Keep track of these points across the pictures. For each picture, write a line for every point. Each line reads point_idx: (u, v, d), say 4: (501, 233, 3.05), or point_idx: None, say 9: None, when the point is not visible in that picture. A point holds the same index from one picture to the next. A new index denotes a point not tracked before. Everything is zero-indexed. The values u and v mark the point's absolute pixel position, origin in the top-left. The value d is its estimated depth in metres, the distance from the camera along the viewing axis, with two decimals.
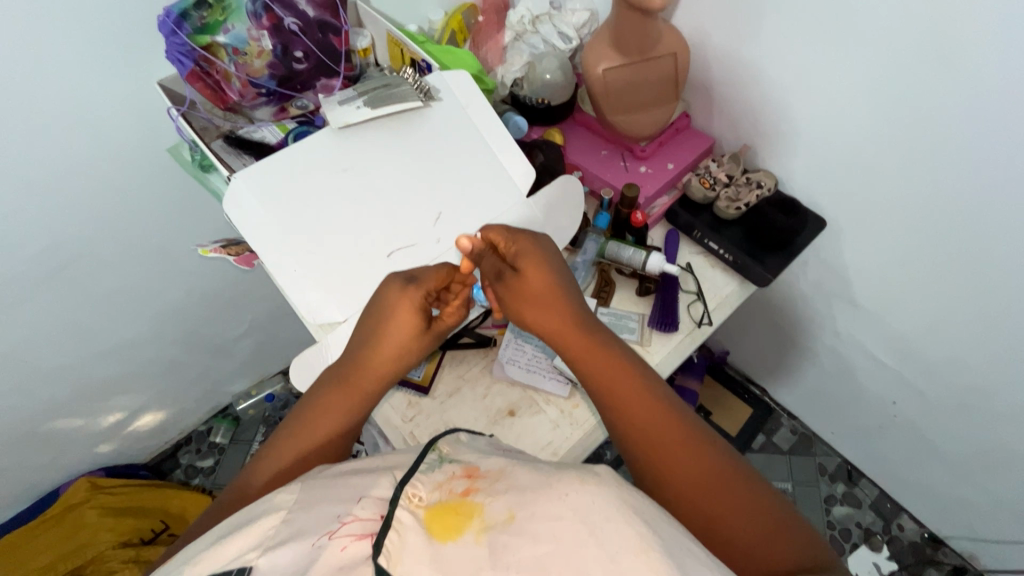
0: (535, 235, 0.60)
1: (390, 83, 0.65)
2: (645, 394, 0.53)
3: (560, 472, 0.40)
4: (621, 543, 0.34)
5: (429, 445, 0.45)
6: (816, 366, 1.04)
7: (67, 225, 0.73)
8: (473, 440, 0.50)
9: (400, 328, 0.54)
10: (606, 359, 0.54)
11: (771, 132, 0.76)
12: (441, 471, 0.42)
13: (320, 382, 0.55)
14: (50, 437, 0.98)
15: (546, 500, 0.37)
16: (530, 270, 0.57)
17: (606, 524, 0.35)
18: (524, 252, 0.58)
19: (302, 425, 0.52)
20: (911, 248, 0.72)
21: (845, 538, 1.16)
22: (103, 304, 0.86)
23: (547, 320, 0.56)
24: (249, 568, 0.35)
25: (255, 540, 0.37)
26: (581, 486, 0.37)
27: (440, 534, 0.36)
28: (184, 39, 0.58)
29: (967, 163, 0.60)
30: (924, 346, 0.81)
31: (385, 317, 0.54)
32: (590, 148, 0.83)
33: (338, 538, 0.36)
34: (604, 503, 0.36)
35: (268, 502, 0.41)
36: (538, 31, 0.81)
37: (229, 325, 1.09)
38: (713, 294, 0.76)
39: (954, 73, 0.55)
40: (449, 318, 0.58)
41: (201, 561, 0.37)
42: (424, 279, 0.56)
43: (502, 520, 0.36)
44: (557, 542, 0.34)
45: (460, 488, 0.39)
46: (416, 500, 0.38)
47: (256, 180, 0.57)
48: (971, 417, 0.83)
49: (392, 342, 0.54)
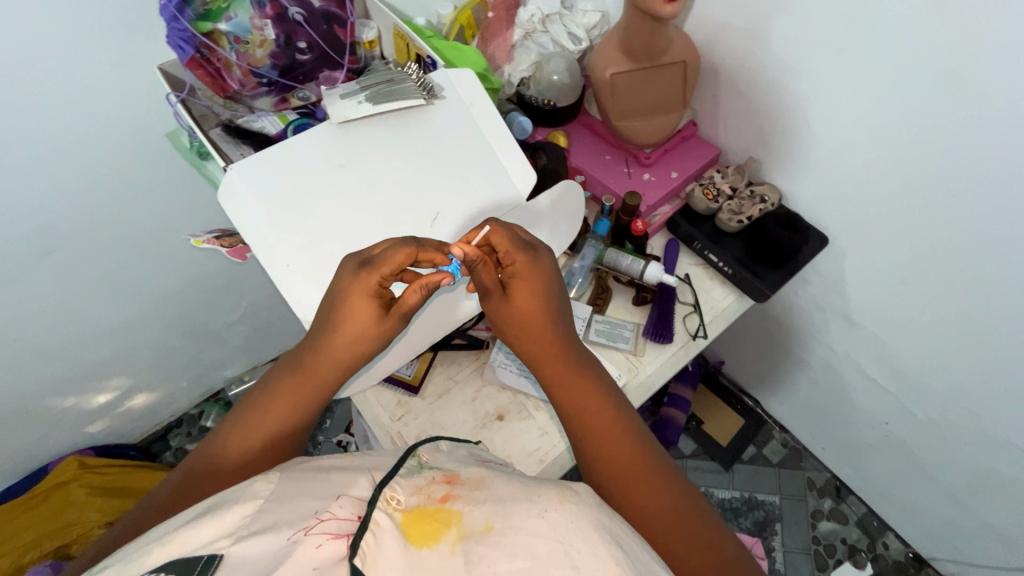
0: (535, 247, 0.58)
1: (393, 78, 0.64)
2: (614, 420, 0.55)
3: (539, 485, 0.41)
4: (595, 564, 0.35)
5: (410, 449, 0.47)
6: (811, 382, 1.03)
7: (63, 207, 0.72)
8: (453, 449, 0.51)
9: (351, 323, 0.53)
10: (583, 388, 0.56)
11: (778, 147, 0.75)
12: (420, 476, 0.43)
13: (276, 372, 0.56)
14: (41, 415, 0.98)
15: (524, 514, 0.38)
16: (523, 291, 0.57)
17: (582, 544, 0.36)
18: (520, 274, 0.57)
19: (261, 413, 0.53)
20: (913, 270, 0.71)
21: (830, 553, 1.16)
22: (99, 286, 0.86)
23: (524, 336, 0.57)
24: (221, 555, 0.35)
25: (229, 529, 0.37)
26: (559, 503, 0.39)
27: (416, 540, 0.36)
28: (185, 24, 0.57)
29: (972, 189, 0.59)
30: (920, 370, 0.80)
31: (335, 312, 0.53)
32: (594, 152, 0.82)
33: (314, 535, 0.36)
34: (580, 523, 0.38)
35: (244, 490, 0.41)
36: (547, 31, 0.80)
37: (224, 311, 1.09)
38: (710, 307, 0.76)
39: (967, 97, 0.54)
40: (413, 301, 0.55)
41: (168, 544, 0.36)
42: (379, 262, 0.53)
43: (479, 529, 0.37)
44: (534, 559, 0.35)
45: (438, 493, 0.40)
46: (394, 503, 0.39)
47: (252, 171, 0.57)
48: (964, 444, 0.82)
49: (339, 339, 0.53)
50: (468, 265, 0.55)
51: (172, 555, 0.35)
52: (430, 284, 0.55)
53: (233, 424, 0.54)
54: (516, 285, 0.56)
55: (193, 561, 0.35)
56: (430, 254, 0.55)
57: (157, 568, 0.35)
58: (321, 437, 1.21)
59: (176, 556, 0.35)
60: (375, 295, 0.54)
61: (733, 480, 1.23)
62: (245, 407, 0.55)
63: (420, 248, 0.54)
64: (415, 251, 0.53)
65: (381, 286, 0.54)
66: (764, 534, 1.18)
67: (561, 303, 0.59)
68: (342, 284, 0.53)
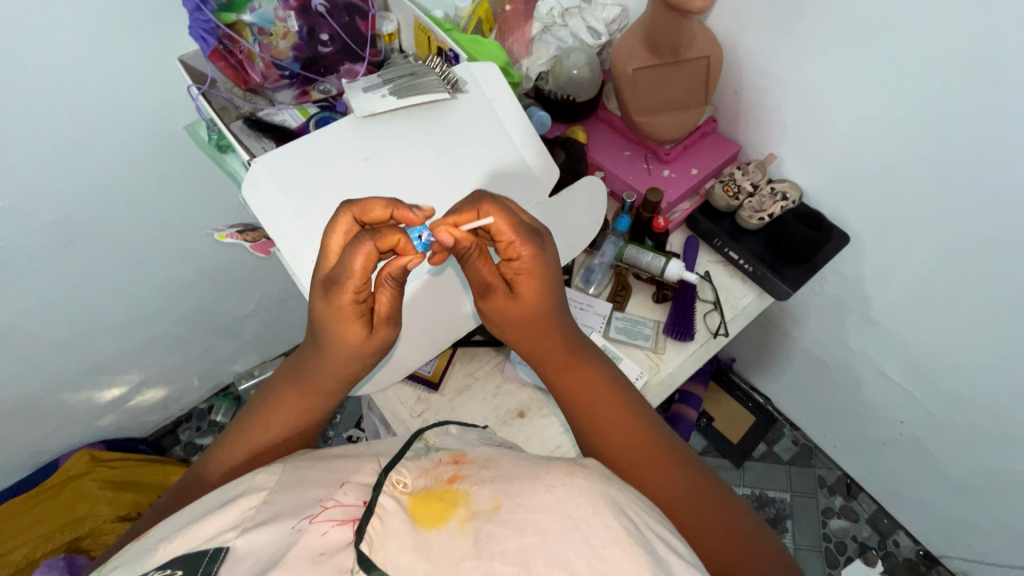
0: (541, 235, 0.51)
1: (417, 71, 0.64)
2: (619, 410, 0.55)
3: (547, 463, 0.41)
4: (606, 538, 0.35)
5: (416, 433, 0.47)
6: (825, 380, 1.03)
7: (77, 199, 0.71)
8: (462, 433, 0.51)
9: (341, 341, 0.49)
10: (588, 376, 0.56)
11: (799, 145, 0.75)
12: (428, 458, 0.43)
13: (276, 381, 0.55)
14: (53, 408, 0.97)
15: (532, 492, 0.38)
16: (528, 291, 0.51)
17: (592, 517, 0.36)
18: (526, 271, 0.50)
19: (258, 424, 0.53)
20: (933, 270, 0.70)
21: (841, 551, 1.17)
22: (112, 279, 0.85)
23: (523, 334, 0.54)
24: (227, 548, 0.35)
25: (235, 521, 0.38)
26: (568, 479, 0.39)
27: (424, 521, 0.37)
28: (208, 15, 0.56)
29: (997, 190, 0.58)
30: (939, 370, 0.80)
31: (325, 330, 0.49)
32: (613, 148, 0.81)
33: (319, 523, 0.37)
34: (591, 497, 0.37)
35: (248, 482, 0.42)
36: (567, 25, 0.79)
37: (237, 305, 1.08)
38: (730, 305, 0.76)
39: (998, 97, 0.53)
40: (387, 300, 0.49)
41: (174, 540, 0.37)
42: (342, 280, 0.46)
43: (487, 508, 0.37)
44: (542, 535, 0.35)
45: (446, 475, 0.41)
46: (401, 487, 0.39)
47: (277, 165, 0.56)
48: (981, 444, 0.82)
49: (335, 355, 0.50)
50: (460, 254, 0.49)
51: (178, 550, 0.36)
52: (398, 276, 0.47)
53: (229, 439, 0.53)
54: (521, 282, 0.51)
55: (199, 556, 0.35)
56: (392, 238, 0.46)
57: (165, 563, 0.35)
58: (333, 432, 1.21)
59: (183, 551, 0.36)
60: (357, 312, 0.48)
61: (744, 477, 1.24)
62: (242, 419, 0.54)
63: (378, 238, 0.45)
64: (375, 248, 0.45)
65: (357, 297, 0.47)
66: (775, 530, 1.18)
67: (563, 290, 0.54)
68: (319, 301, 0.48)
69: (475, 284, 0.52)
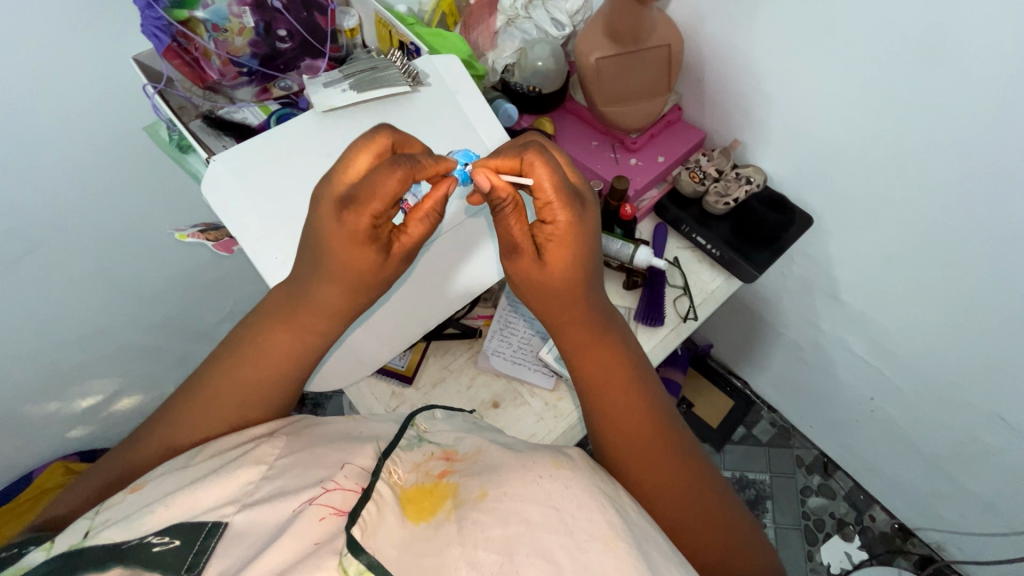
0: (582, 200, 0.52)
1: (378, 66, 0.63)
2: (631, 403, 0.54)
3: (534, 454, 0.44)
4: (587, 530, 0.37)
5: (409, 419, 0.48)
6: (800, 361, 1.05)
7: (34, 202, 0.69)
8: (449, 417, 0.52)
9: (332, 276, 0.48)
10: (604, 360, 0.54)
11: (761, 129, 0.76)
12: (420, 451, 0.45)
13: (242, 330, 0.52)
14: (20, 420, 0.94)
15: (523, 482, 0.40)
16: (557, 253, 0.51)
17: (575, 509, 0.39)
18: (562, 233, 0.51)
19: (207, 390, 0.49)
20: (896, 248, 0.72)
21: (819, 528, 1.20)
22: (78, 286, 0.82)
23: (547, 307, 0.55)
24: (225, 524, 0.37)
25: (232, 495, 0.39)
26: (555, 471, 0.41)
27: (413, 515, 0.39)
28: (160, 12, 0.56)
29: (952, 164, 0.60)
30: (903, 345, 0.82)
31: (320, 244, 0.47)
32: (581, 139, 0.82)
33: (318, 506, 0.37)
34: (574, 489, 0.40)
35: (250, 452, 0.43)
36: (531, 16, 0.80)
37: (210, 308, 1.07)
38: (699, 290, 0.78)
39: (947, 70, 0.55)
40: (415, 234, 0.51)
41: (171, 505, 0.38)
42: (367, 200, 0.45)
43: (473, 497, 0.39)
44: (528, 524, 0.37)
45: (436, 470, 0.43)
46: (395, 477, 0.41)
47: (236, 162, 0.56)
48: (948, 415, 0.85)
49: (331, 286, 0.49)
50: (495, 206, 0.51)
51: (178, 516, 0.37)
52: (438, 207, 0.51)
53: (185, 400, 0.50)
54: (550, 248, 0.52)
55: (196, 529, 0.37)
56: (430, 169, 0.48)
57: (162, 530, 0.36)
58: None
59: (181, 519, 0.37)
60: (369, 237, 0.47)
61: (725, 461, 1.26)
62: (202, 375, 0.51)
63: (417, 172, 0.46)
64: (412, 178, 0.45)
65: (374, 223, 0.47)
66: (756, 511, 1.21)
67: (595, 264, 0.54)
68: (327, 222, 0.46)
69: (504, 241, 0.53)
